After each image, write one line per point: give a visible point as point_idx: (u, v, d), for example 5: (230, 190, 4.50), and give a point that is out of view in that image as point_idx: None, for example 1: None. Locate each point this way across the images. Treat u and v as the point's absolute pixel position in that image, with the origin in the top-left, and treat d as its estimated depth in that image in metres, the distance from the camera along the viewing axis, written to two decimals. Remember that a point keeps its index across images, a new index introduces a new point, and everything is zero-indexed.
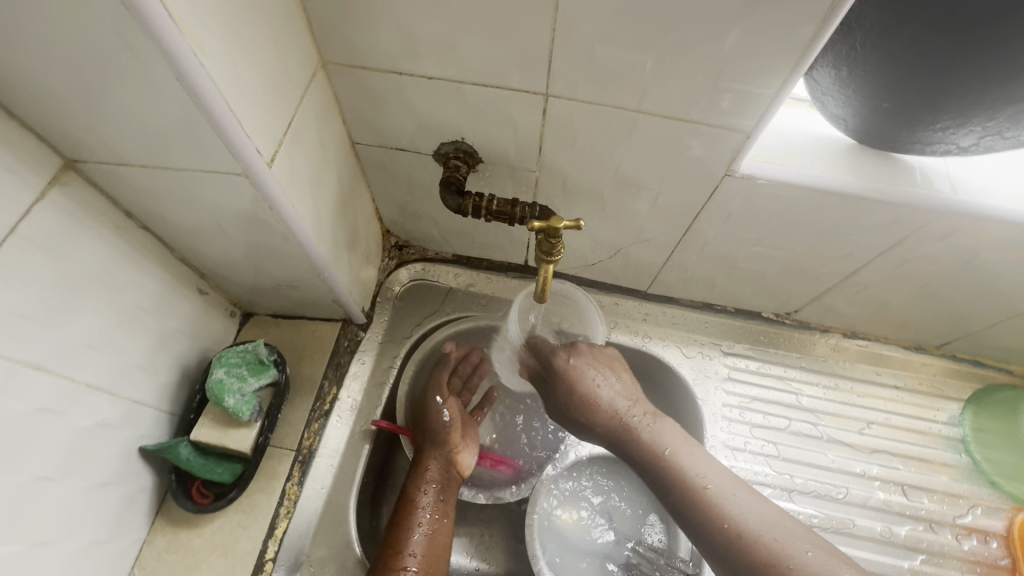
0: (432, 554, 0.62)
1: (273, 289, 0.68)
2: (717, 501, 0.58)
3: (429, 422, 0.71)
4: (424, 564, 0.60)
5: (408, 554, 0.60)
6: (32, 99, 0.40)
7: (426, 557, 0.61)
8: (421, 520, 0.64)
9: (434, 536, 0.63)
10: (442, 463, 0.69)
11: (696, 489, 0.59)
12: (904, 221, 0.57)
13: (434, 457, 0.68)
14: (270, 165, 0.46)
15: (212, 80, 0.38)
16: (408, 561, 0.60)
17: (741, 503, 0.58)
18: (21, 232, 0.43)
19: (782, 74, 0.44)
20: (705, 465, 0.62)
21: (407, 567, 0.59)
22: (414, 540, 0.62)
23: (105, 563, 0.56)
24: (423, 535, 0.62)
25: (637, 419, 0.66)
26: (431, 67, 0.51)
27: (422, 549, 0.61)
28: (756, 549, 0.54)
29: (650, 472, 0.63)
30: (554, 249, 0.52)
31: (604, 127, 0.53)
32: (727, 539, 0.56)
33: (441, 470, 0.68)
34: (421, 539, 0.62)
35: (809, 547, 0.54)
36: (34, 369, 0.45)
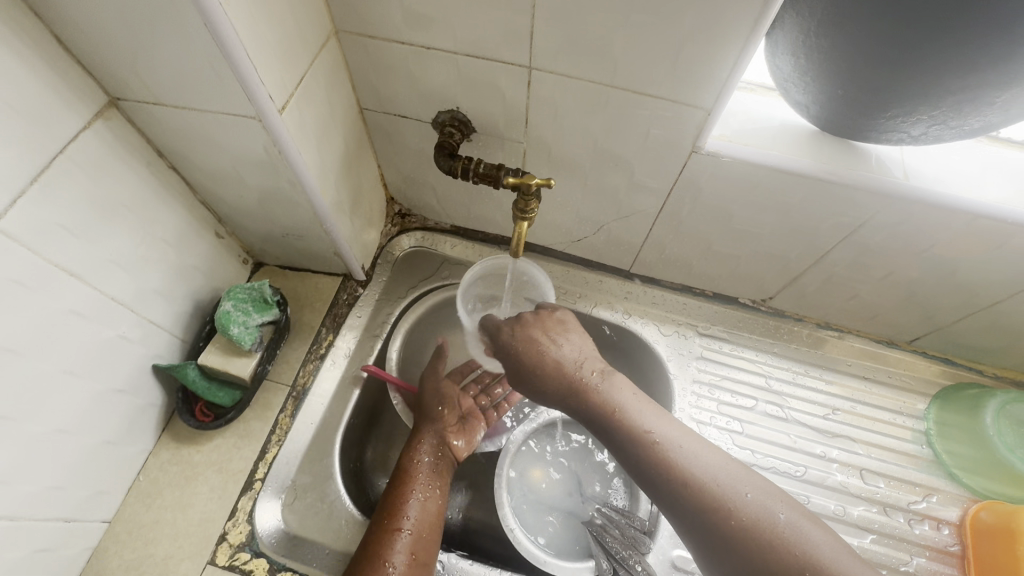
0: (427, 518, 0.64)
1: (282, 239, 0.75)
2: (668, 452, 0.57)
3: (427, 404, 0.74)
4: (419, 527, 0.63)
5: (404, 518, 0.63)
6: (87, 38, 0.47)
7: (422, 522, 0.64)
8: (418, 487, 0.66)
9: (428, 503, 0.66)
10: (438, 440, 0.71)
11: (646, 438, 0.59)
12: (861, 206, 0.61)
13: (431, 434, 0.71)
14: (281, 111, 0.53)
15: (233, 28, 0.45)
16: (404, 523, 0.63)
17: (690, 451, 0.58)
18: (69, 154, 0.51)
19: (736, 54, 0.49)
20: (656, 417, 0.61)
21: (401, 528, 0.62)
22: (410, 505, 0.64)
23: (115, 463, 0.64)
24: (418, 503, 0.65)
25: (587, 375, 0.63)
26: (430, 39, 0.58)
27: (417, 514, 0.64)
28: (705, 496, 0.55)
29: (601, 428, 0.62)
30: (528, 207, 0.58)
31: (582, 101, 0.59)
32: (678, 488, 0.56)
33: (436, 447, 0.71)
34: (416, 503, 0.65)
35: (749, 489, 0.55)
36: (70, 275, 0.53)
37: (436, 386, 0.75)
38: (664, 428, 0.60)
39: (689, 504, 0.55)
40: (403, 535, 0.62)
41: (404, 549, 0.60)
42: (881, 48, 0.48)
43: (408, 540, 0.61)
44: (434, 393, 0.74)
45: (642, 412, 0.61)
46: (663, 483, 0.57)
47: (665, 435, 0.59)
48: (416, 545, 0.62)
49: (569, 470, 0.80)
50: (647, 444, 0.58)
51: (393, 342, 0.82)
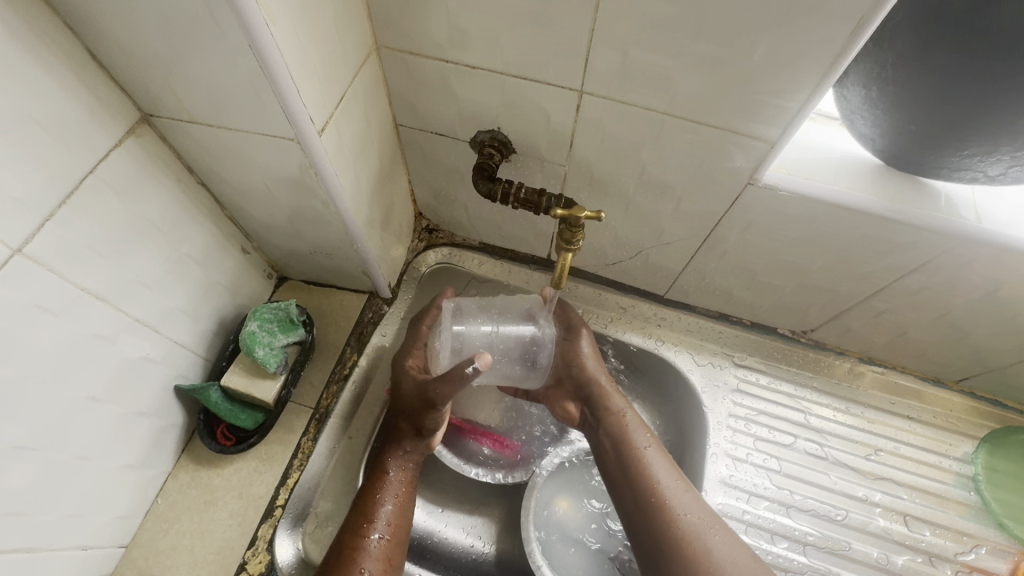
0: (402, 522, 0.62)
1: (309, 255, 0.72)
2: (661, 485, 0.61)
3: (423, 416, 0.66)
4: (392, 534, 0.61)
5: (379, 522, 0.61)
6: (123, 54, 0.45)
7: (397, 525, 0.62)
8: (394, 490, 0.64)
9: (402, 506, 0.63)
10: (416, 450, 0.68)
11: (646, 470, 0.63)
12: (925, 246, 0.58)
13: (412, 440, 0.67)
14: (320, 133, 0.51)
15: (278, 48, 0.42)
16: (379, 528, 0.60)
17: (680, 495, 0.61)
18: (98, 173, 0.48)
19: (808, 88, 0.47)
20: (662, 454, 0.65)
21: (374, 535, 0.60)
22: (385, 510, 0.62)
23: (133, 488, 0.62)
24: (393, 506, 0.63)
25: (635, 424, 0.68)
26: (476, 58, 0.55)
27: (391, 517, 0.62)
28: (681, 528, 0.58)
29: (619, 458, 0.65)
30: (575, 238, 0.56)
31: (633, 126, 0.56)
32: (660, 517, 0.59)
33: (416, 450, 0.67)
34: (392, 508, 0.62)
35: (733, 552, 0.57)
36: (94, 297, 0.51)
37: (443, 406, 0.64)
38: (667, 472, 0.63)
39: (664, 533, 0.58)
40: (378, 539, 0.59)
41: (379, 554, 0.58)
42: (986, 79, 0.44)
43: (381, 545, 0.59)
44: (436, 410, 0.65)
45: (653, 451, 0.65)
46: (649, 512, 0.60)
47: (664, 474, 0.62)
48: (391, 550, 0.60)
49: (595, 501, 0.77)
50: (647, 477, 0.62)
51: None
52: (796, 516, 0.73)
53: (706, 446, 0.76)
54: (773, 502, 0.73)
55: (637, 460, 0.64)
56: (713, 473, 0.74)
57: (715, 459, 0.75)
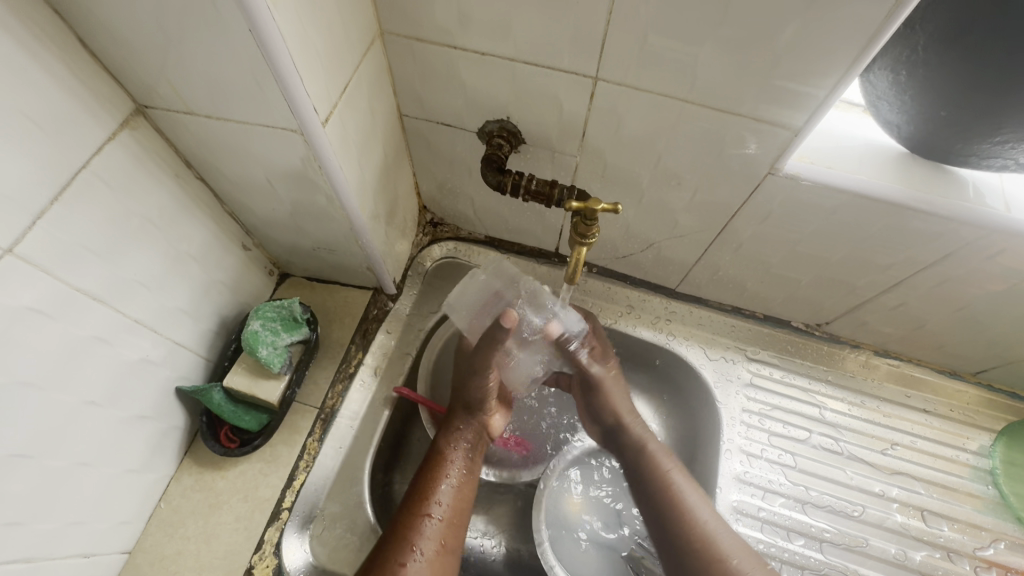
0: (458, 505, 0.63)
1: (311, 251, 0.70)
2: (693, 515, 0.63)
3: (469, 391, 0.68)
4: (448, 515, 0.62)
5: (435, 502, 0.62)
6: (116, 43, 0.43)
7: (452, 508, 0.62)
8: (451, 472, 0.65)
9: (460, 489, 0.64)
10: (471, 429, 0.69)
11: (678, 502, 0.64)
12: (950, 237, 0.56)
13: (464, 419, 0.68)
14: (324, 125, 0.48)
15: (281, 34, 0.40)
16: (435, 509, 0.61)
17: (715, 522, 0.63)
18: (92, 168, 0.46)
19: (837, 73, 0.45)
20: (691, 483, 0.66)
21: (431, 514, 0.61)
22: (442, 490, 0.63)
23: (136, 492, 0.60)
24: (451, 487, 0.64)
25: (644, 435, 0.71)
26: (486, 44, 0.52)
27: (448, 499, 0.63)
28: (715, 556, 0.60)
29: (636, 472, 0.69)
30: (590, 232, 0.55)
31: (649, 114, 0.54)
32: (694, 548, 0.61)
33: (471, 430, 0.69)
34: (448, 489, 0.63)
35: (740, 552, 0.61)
36: (91, 299, 0.49)
37: (489, 377, 0.67)
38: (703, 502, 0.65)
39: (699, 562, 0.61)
40: (434, 521, 0.60)
41: (433, 535, 0.59)
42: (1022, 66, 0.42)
43: (436, 526, 0.60)
44: (482, 381, 0.67)
45: (682, 479, 0.67)
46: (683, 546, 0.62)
47: (698, 504, 0.64)
48: (446, 532, 0.60)
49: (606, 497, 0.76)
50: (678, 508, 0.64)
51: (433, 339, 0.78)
52: (812, 512, 0.71)
53: (719, 442, 0.75)
54: (788, 499, 0.72)
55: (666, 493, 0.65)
56: (727, 470, 0.73)
57: (728, 455, 0.74)
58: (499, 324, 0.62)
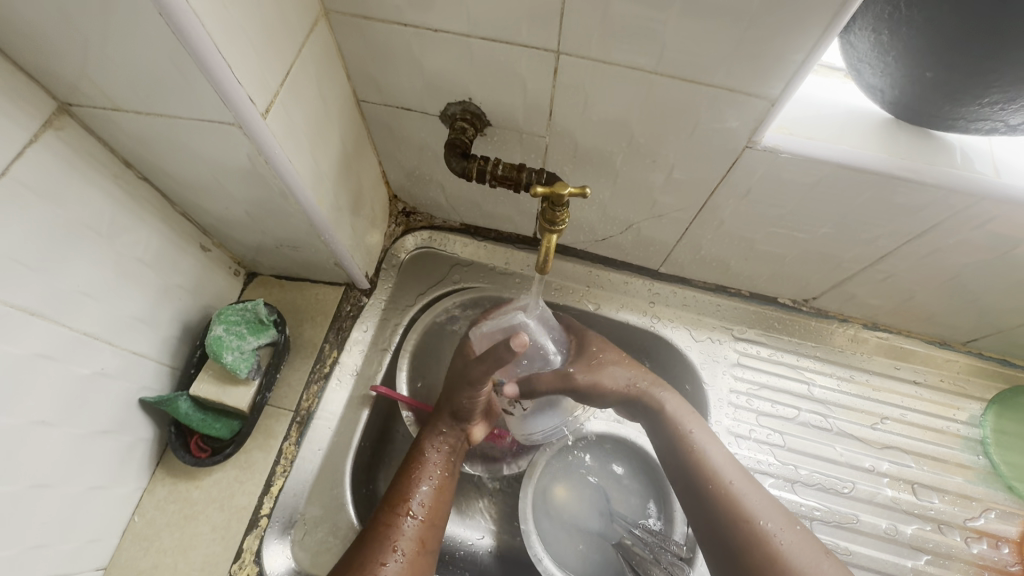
0: (436, 506, 0.62)
1: (275, 249, 0.67)
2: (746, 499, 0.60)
3: (456, 399, 0.65)
4: (427, 515, 0.60)
5: (414, 503, 0.61)
6: (25, 38, 0.39)
7: (431, 508, 0.61)
8: (430, 473, 0.63)
9: (438, 490, 0.63)
10: (453, 434, 0.67)
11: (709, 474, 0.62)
12: (938, 206, 0.53)
13: (449, 423, 0.66)
14: (264, 115, 0.45)
15: (198, 18, 0.36)
16: (414, 509, 0.60)
17: (753, 498, 0.60)
18: (14, 174, 0.43)
19: (813, 36, 0.42)
20: (716, 444, 0.65)
21: (408, 517, 0.59)
22: (419, 491, 0.62)
23: (106, 508, 0.58)
24: (429, 489, 0.62)
25: (642, 387, 0.68)
26: (439, 20, 0.49)
27: (425, 500, 0.61)
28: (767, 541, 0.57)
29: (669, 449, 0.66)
30: (558, 219, 0.52)
31: (617, 89, 0.51)
32: (731, 521, 0.59)
33: (455, 434, 0.67)
34: (427, 491, 0.62)
35: (800, 541, 0.58)
36: (29, 314, 0.46)
37: (483, 389, 0.64)
38: (717, 450, 0.65)
39: (727, 527, 0.59)
40: (412, 521, 0.59)
41: (411, 535, 0.58)
42: (1010, 20, 0.39)
43: (413, 528, 0.59)
44: (475, 392, 0.64)
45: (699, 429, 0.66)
46: (730, 523, 0.59)
47: (746, 490, 0.61)
48: (425, 532, 0.59)
49: (596, 488, 0.75)
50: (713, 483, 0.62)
51: (414, 330, 0.76)
52: (802, 491, 0.70)
53: (708, 424, 0.74)
54: (778, 479, 0.71)
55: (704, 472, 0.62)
56: None
57: (717, 438, 0.73)
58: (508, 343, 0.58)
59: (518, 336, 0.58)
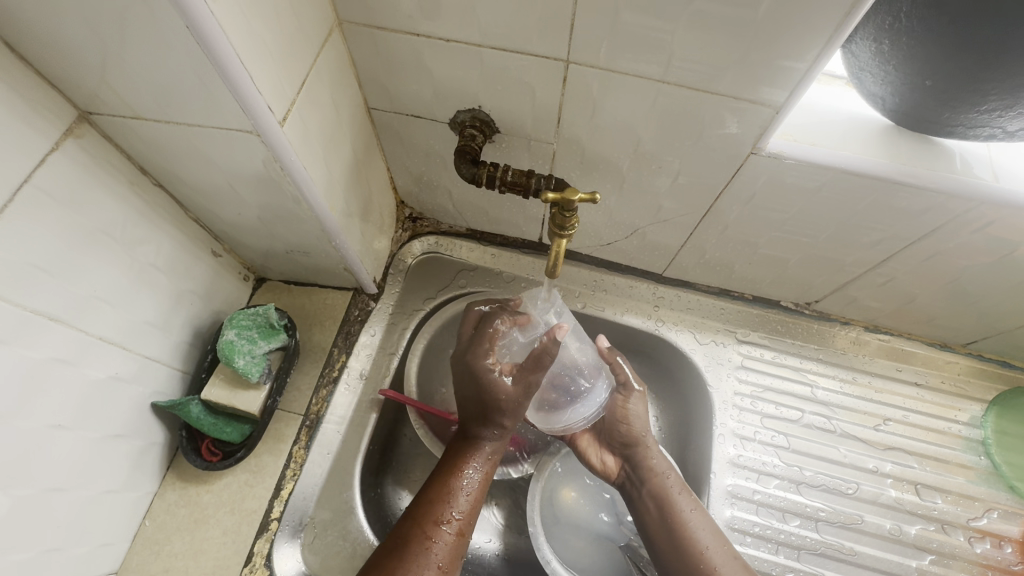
0: (471, 521, 0.58)
1: (286, 255, 0.68)
2: (682, 514, 0.63)
3: (513, 410, 0.61)
4: (463, 530, 0.57)
5: (452, 516, 0.57)
6: (49, 47, 0.40)
7: (467, 523, 0.58)
8: (468, 486, 0.60)
9: (475, 503, 0.59)
10: (495, 443, 0.62)
11: (672, 509, 0.63)
12: (938, 211, 0.55)
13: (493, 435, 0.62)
14: (282, 124, 0.46)
15: (222, 30, 0.37)
16: (451, 523, 0.56)
17: (700, 525, 0.62)
18: (36, 180, 0.44)
19: (818, 45, 0.43)
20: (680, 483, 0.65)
21: (445, 529, 0.56)
22: (457, 504, 0.58)
23: (118, 512, 0.58)
24: (468, 500, 0.59)
25: (639, 434, 0.68)
26: (451, 30, 0.50)
27: (462, 514, 0.58)
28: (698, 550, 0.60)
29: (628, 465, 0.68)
30: (567, 223, 0.53)
31: (625, 97, 0.52)
32: (678, 542, 0.61)
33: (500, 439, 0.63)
34: (466, 501, 0.58)
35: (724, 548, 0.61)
36: (48, 319, 0.47)
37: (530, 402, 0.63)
38: (689, 505, 0.64)
39: (672, 541, 0.62)
40: (447, 535, 0.56)
41: (449, 548, 0.55)
42: (1008, 29, 0.40)
43: (451, 540, 0.56)
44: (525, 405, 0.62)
45: (664, 463, 0.67)
46: (661, 540, 0.62)
47: (686, 503, 0.64)
48: (458, 548, 0.56)
49: (597, 487, 0.75)
50: (673, 515, 0.63)
51: (421, 334, 0.77)
52: (808, 492, 0.71)
53: (712, 427, 0.74)
54: (783, 480, 0.72)
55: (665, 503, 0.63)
56: (720, 454, 0.72)
57: (722, 440, 0.73)
58: (553, 337, 0.60)
59: (560, 325, 0.61)
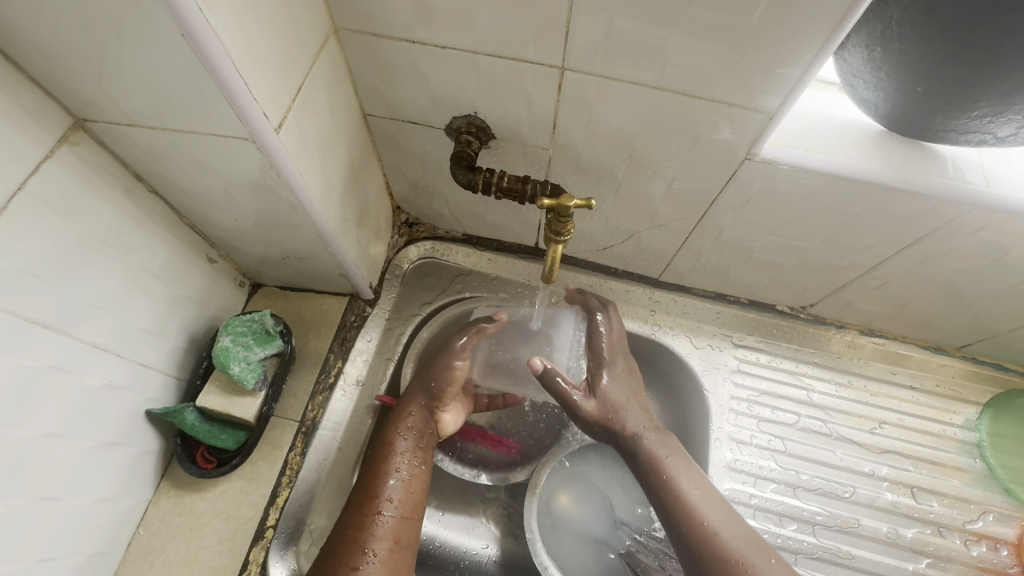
0: (409, 498, 0.61)
1: (281, 261, 0.67)
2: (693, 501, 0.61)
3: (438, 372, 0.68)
4: (401, 509, 0.60)
5: (385, 498, 0.60)
6: (43, 55, 0.40)
7: (404, 502, 0.61)
8: (399, 463, 0.63)
9: (410, 481, 0.62)
10: (422, 418, 0.67)
11: (692, 509, 0.60)
12: (930, 216, 0.55)
13: (418, 404, 0.67)
14: (277, 130, 0.46)
15: (218, 37, 0.37)
16: (385, 505, 0.59)
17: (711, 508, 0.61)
18: (31, 188, 0.43)
19: (811, 52, 0.43)
20: (686, 467, 0.64)
21: (382, 511, 0.59)
22: (391, 485, 0.61)
23: (112, 521, 0.58)
24: (399, 482, 0.61)
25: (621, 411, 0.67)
26: (447, 37, 0.50)
27: (399, 495, 0.61)
28: (728, 551, 0.58)
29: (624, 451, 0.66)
30: (564, 229, 0.53)
31: (620, 103, 0.52)
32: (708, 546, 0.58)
33: (420, 418, 0.67)
34: (398, 485, 0.61)
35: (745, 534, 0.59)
36: (42, 327, 0.46)
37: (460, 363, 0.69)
38: (697, 490, 0.62)
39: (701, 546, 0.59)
40: (384, 517, 0.59)
41: (386, 531, 0.58)
42: (998, 37, 0.40)
43: (391, 521, 0.59)
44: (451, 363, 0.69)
45: (677, 460, 0.64)
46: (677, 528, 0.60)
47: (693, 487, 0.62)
48: (398, 528, 0.59)
49: (596, 491, 0.75)
50: (697, 517, 0.60)
51: (417, 340, 0.76)
52: (805, 496, 0.71)
53: (710, 431, 0.74)
54: (780, 484, 0.72)
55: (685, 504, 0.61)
56: (718, 458, 0.72)
57: (719, 444, 0.73)
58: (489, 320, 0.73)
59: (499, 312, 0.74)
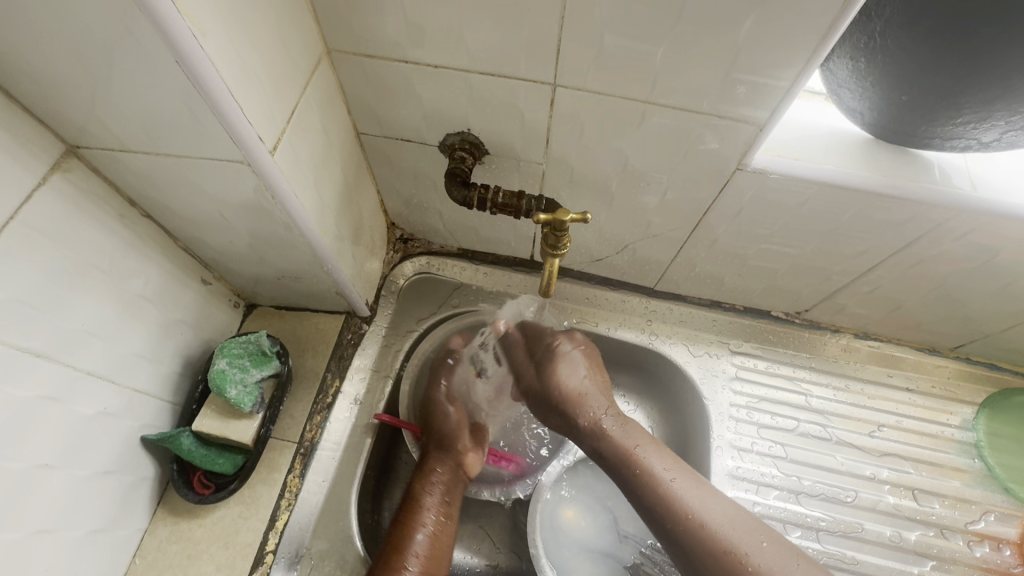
0: (434, 554, 0.59)
1: (276, 281, 0.67)
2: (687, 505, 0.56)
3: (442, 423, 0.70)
4: (426, 562, 0.58)
5: (411, 553, 0.58)
6: (36, 85, 0.40)
7: (429, 558, 0.58)
8: (426, 519, 0.62)
9: (436, 535, 0.61)
10: (447, 469, 0.67)
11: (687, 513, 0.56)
12: (920, 220, 0.56)
13: (440, 459, 0.67)
14: (272, 152, 0.46)
15: (213, 65, 0.38)
16: (411, 560, 0.57)
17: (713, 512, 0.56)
18: (23, 217, 0.43)
19: (797, 64, 0.44)
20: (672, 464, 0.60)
21: (407, 567, 0.56)
22: (417, 540, 0.59)
23: (107, 552, 0.56)
24: (426, 535, 0.60)
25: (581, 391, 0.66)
26: (439, 57, 0.50)
27: (424, 549, 0.59)
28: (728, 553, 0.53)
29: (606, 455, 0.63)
30: (560, 242, 0.54)
31: (612, 118, 0.53)
32: (706, 548, 0.54)
33: (447, 472, 0.67)
34: (423, 539, 0.60)
35: (764, 538, 0.54)
36: (34, 356, 0.46)
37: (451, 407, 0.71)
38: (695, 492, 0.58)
39: (697, 550, 0.55)
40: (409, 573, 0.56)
41: None
42: (980, 46, 0.41)
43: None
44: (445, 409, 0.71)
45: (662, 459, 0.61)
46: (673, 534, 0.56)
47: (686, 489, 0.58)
48: None
49: (600, 502, 0.75)
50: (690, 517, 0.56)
51: (414, 356, 0.76)
52: (807, 501, 0.71)
53: (710, 439, 0.74)
54: (782, 491, 0.72)
55: (675, 503, 0.57)
56: (719, 466, 0.72)
57: (720, 452, 0.73)
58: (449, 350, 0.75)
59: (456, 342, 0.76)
